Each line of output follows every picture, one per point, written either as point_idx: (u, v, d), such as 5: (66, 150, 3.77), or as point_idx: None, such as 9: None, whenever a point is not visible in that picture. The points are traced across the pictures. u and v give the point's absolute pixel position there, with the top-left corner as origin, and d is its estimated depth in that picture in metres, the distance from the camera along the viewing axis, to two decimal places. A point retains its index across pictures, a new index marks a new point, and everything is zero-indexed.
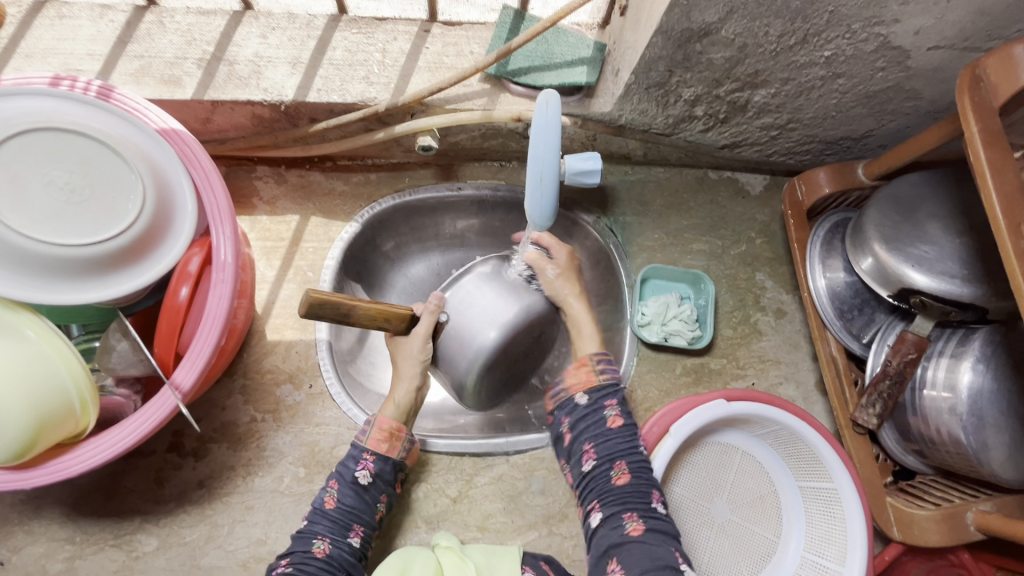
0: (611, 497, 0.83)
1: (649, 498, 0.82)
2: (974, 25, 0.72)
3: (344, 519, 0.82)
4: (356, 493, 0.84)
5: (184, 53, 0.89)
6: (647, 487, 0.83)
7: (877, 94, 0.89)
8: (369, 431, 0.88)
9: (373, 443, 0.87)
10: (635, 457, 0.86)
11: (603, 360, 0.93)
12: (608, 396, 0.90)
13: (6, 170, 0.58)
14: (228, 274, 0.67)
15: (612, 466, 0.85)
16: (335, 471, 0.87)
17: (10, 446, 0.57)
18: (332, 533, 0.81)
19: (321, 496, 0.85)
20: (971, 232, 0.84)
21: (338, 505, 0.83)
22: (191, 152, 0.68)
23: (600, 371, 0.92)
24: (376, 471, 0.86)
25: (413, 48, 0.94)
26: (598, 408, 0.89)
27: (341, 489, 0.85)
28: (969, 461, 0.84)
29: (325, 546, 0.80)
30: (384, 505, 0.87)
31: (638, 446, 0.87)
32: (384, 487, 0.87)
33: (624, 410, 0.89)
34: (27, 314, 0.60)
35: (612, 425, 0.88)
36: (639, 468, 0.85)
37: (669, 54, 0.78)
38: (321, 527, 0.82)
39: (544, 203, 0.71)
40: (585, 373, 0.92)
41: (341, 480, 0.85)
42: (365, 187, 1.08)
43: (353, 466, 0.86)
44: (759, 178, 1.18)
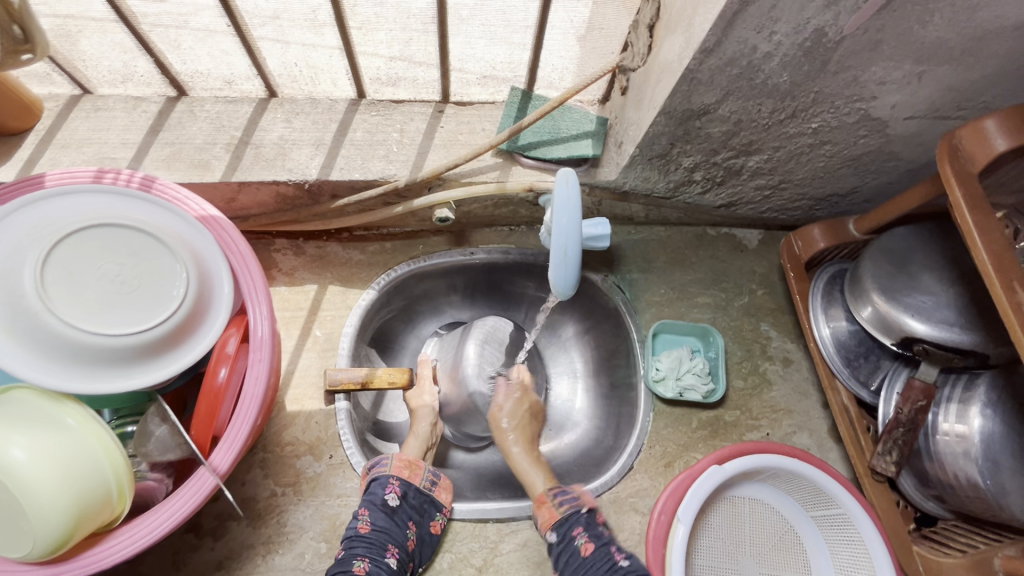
0: (575, 561, 0.86)
1: (612, 558, 0.84)
2: (944, 99, 0.80)
3: (380, 539, 0.85)
4: (387, 514, 0.88)
5: (213, 139, 0.94)
6: (608, 550, 0.85)
7: (860, 158, 0.97)
8: (389, 462, 0.94)
9: (395, 470, 0.94)
10: (618, 571, 0.82)
11: (560, 493, 0.93)
12: (573, 525, 0.89)
13: (61, 265, 0.60)
14: (265, 353, 0.70)
15: (575, 537, 0.88)
16: (362, 501, 0.90)
17: (50, 538, 0.57)
18: (371, 553, 0.83)
19: (354, 522, 0.87)
20: (963, 282, 0.89)
21: (372, 527, 0.86)
22: (230, 238, 0.72)
23: (559, 503, 0.92)
24: (402, 493, 0.92)
25: (429, 127, 1.00)
26: (568, 541, 0.88)
27: (373, 514, 0.88)
28: (989, 506, 0.85)
29: (365, 565, 0.81)
30: (413, 531, 0.90)
31: (617, 561, 0.84)
32: (409, 512, 0.91)
33: (591, 533, 0.88)
34: (73, 405, 0.61)
35: (585, 554, 0.86)
36: (591, 526, 0.89)
37: (671, 130, 0.85)
38: (361, 549, 0.83)
39: (567, 273, 0.75)
40: (546, 510, 0.92)
41: (372, 506, 0.89)
42: (381, 256, 1.12)
43: (381, 491, 0.91)
44: (754, 233, 1.25)
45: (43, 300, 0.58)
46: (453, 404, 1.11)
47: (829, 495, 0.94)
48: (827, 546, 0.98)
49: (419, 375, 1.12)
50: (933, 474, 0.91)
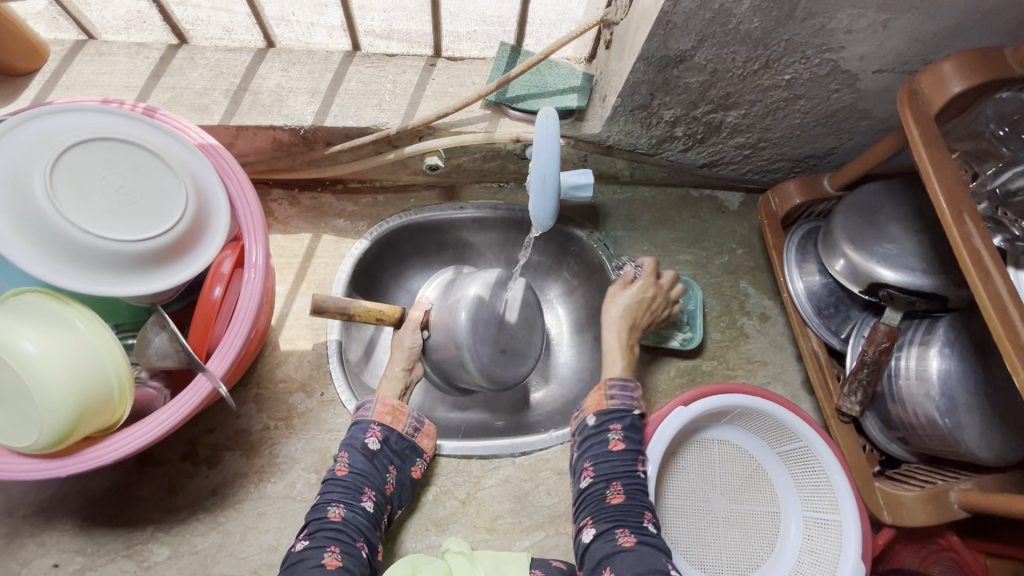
0: (605, 514, 0.82)
1: (642, 516, 0.82)
2: (909, 51, 0.84)
3: (355, 483, 0.87)
4: (365, 458, 0.90)
5: (213, 85, 0.98)
6: (639, 508, 0.83)
7: (834, 115, 1.01)
8: (373, 407, 0.95)
9: (378, 416, 0.94)
10: (633, 479, 0.85)
11: (618, 387, 0.94)
12: (614, 420, 0.90)
13: (68, 173, 0.64)
14: (257, 273, 0.73)
15: (608, 485, 0.84)
16: (342, 444, 0.92)
17: (53, 430, 0.61)
18: (346, 499, 0.85)
19: (333, 466, 0.89)
20: (927, 230, 0.93)
21: (349, 471, 0.88)
22: (227, 166, 0.76)
23: (611, 396, 0.93)
24: (383, 437, 0.93)
25: (420, 79, 1.04)
26: (603, 430, 0.89)
27: (352, 457, 0.89)
28: (947, 442, 0.90)
29: (339, 511, 0.83)
30: (392, 475, 0.93)
31: (645, 522, 0.82)
32: (390, 456, 0.93)
33: (627, 433, 0.89)
34: (81, 309, 0.65)
35: (613, 448, 0.88)
36: (635, 489, 0.84)
37: (651, 78, 0.89)
38: (336, 494, 0.85)
39: (546, 204, 0.79)
40: (597, 396, 0.93)
41: (352, 449, 0.90)
42: (374, 208, 1.16)
43: (361, 435, 0.92)
44: (736, 195, 1.29)
45: (51, 202, 0.62)
46: (439, 347, 1.05)
47: (793, 431, 0.98)
48: (794, 482, 1.02)
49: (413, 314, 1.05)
50: (896, 416, 0.95)
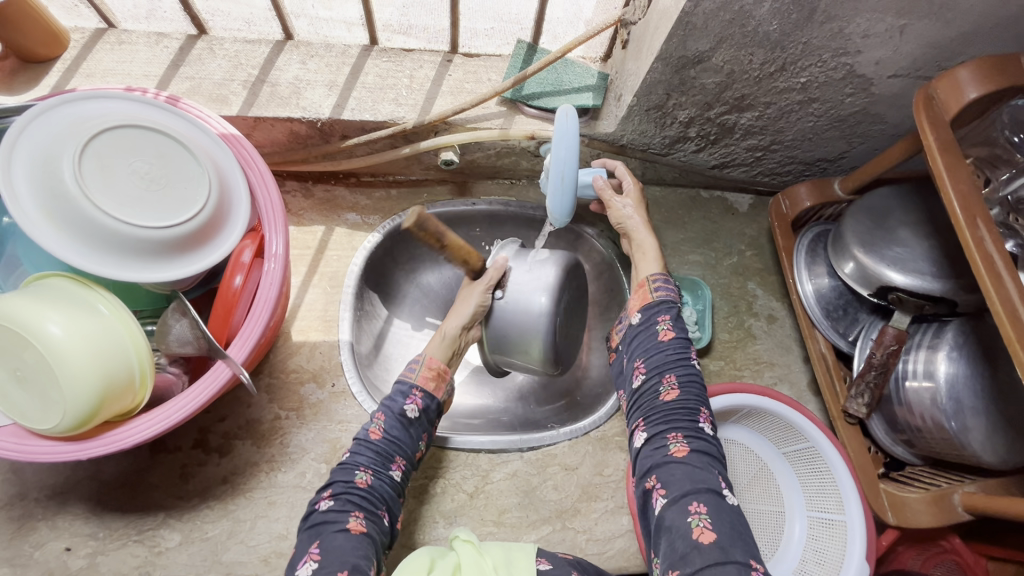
0: (656, 413, 0.77)
1: (697, 415, 0.76)
2: (925, 57, 0.85)
3: (387, 450, 0.85)
4: (401, 424, 0.87)
5: (231, 76, 0.98)
6: (696, 403, 0.77)
7: (846, 119, 1.01)
8: (419, 369, 0.93)
9: (422, 381, 0.92)
10: (686, 371, 0.79)
11: (661, 280, 0.87)
12: (660, 312, 0.84)
13: (97, 158, 0.65)
14: (277, 263, 0.74)
15: (661, 381, 0.78)
16: (381, 406, 0.89)
17: (76, 414, 0.62)
18: (375, 465, 0.83)
19: (367, 425, 0.87)
20: (938, 235, 0.94)
21: (383, 435, 0.85)
22: (249, 156, 0.77)
23: (655, 288, 0.86)
24: (423, 406, 0.90)
25: (437, 75, 1.05)
26: (650, 324, 0.83)
27: (387, 421, 0.87)
28: (953, 445, 0.91)
29: (367, 478, 0.81)
30: (424, 443, 0.91)
31: (702, 424, 0.76)
32: (426, 425, 0.91)
33: (676, 324, 0.83)
34: (103, 295, 0.65)
35: (662, 338, 0.82)
36: (689, 382, 0.78)
37: (667, 78, 0.90)
38: (365, 459, 0.83)
39: (563, 200, 0.79)
40: (641, 293, 0.87)
41: (388, 413, 0.88)
42: (387, 202, 1.17)
43: (400, 400, 0.89)
44: (746, 197, 1.30)
45: (79, 187, 0.63)
46: (508, 326, 0.99)
47: (801, 432, 0.99)
48: (799, 480, 1.03)
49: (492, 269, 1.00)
50: (903, 419, 0.96)
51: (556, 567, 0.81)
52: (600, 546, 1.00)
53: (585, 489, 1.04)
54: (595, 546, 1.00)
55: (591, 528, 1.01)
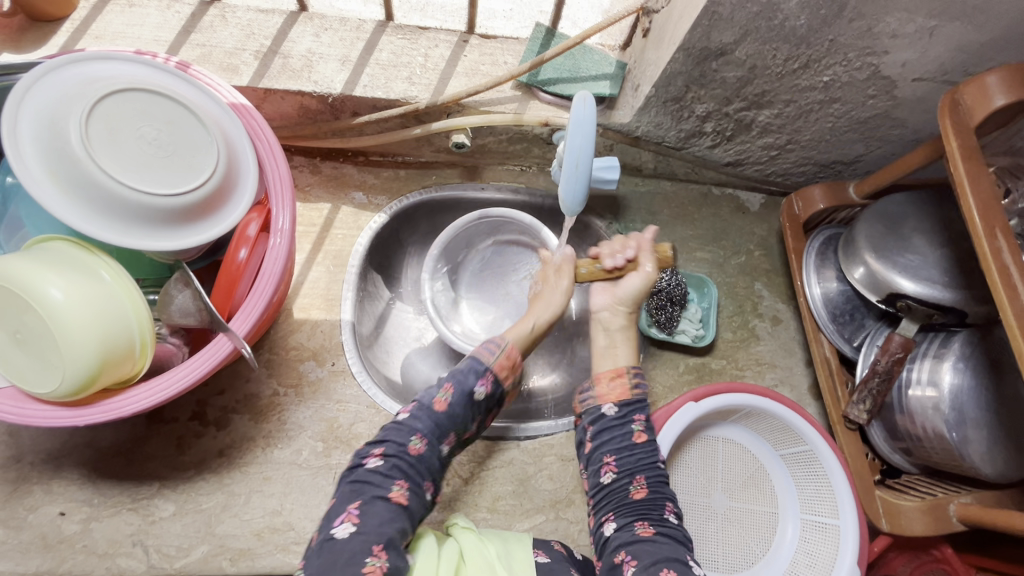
0: (626, 508, 0.80)
1: (664, 510, 0.80)
2: (953, 61, 0.83)
3: (445, 426, 0.77)
4: (468, 402, 0.79)
5: (243, 45, 0.96)
6: (662, 500, 0.81)
7: (867, 121, 1.00)
8: (496, 353, 0.83)
9: (497, 367, 0.82)
10: (656, 473, 0.83)
11: (638, 375, 0.87)
12: (637, 410, 0.85)
13: (104, 121, 0.64)
14: (283, 238, 0.73)
15: (632, 481, 0.81)
16: (450, 374, 0.80)
17: (74, 379, 0.61)
18: (431, 435, 0.76)
19: (432, 393, 0.78)
20: (952, 244, 0.92)
21: (447, 409, 0.78)
22: (258, 127, 0.75)
23: (634, 385, 0.87)
24: (490, 391, 0.81)
25: (452, 55, 1.03)
26: (625, 422, 0.84)
27: (453, 395, 0.79)
28: (952, 457, 0.90)
29: (420, 446, 0.75)
30: (476, 426, 0.82)
31: (668, 515, 0.80)
32: (485, 411, 0.81)
33: (649, 424, 0.85)
34: (104, 260, 0.65)
35: (636, 440, 0.83)
36: (658, 483, 0.82)
37: (688, 70, 0.88)
38: (423, 425, 0.76)
39: (577, 188, 0.78)
40: (619, 385, 0.86)
41: (458, 387, 0.79)
42: (395, 182, 1.16)
43: (472, 378, 0.80)
44: (758, 196, 1.28)
45: (85, 149, 0.62)
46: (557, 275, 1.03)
47: (799, 434, 0.99)
48: (795, 482, 1.03)
49: (638, 259, 0.89)
50: (903, 427, 0.96)
51: (554, 559, 0.83)
52: None
53: (580, 480, 1.04)
54: (587, 538, 1.00)
55: (585, 520, 1.01)
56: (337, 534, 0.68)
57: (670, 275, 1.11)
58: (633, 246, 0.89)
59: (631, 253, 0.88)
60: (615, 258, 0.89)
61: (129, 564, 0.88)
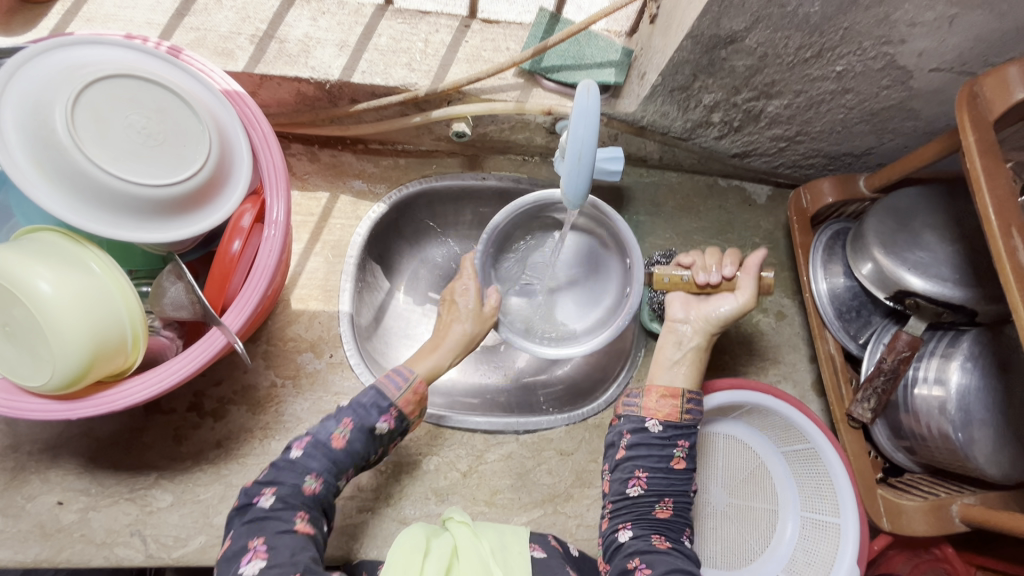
0: (646, 521, 0.82)
1: (682, 533, 0.83)
2: (972, 51, 0.80)
3: (345, 462, 0.78)
4: (367, 439, 0.80)
5: (238, 29, 0.94)
6: (681, 524, 0.83)
7: (880, 112, 0.97)
8: (402, 387, 0.84)
9: (402, 402, 0.83)
10: (683, 498, 0.84)
11: (696, 401, 0.86)
12: (681, 436, 0.84)
13: (91, 109, 0.62)
14: (278, 230, 0.71)
15: (659, 500, 0.83)
16: (348, 408, 0.80)
17: (66, 372, 0.60)
18: (325, 472, 0.77)
19: (329, 430, 0.78)
20: (964, 241, 0.90)
21: (345, 446, 0.78)
22: (252, 115, 0.73)
23: (686, 411, 0.85)
24: (394, 426, 0.82)
25: (453, 40, 1.00)
26: (670, 444, 0.84)
27: (353, 431, 0.79)
28: (957, 456, 0.89)
29: (314, 485, 0.76)
30: (379, 455, 0.83)
31: (683, 537, 0.83)
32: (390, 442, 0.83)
33: (690, 455, 0.85)
34: (95, 252, 0.63)
35: (675, 465, 0.84)
36: (682, 506, 0.84)
37: (696, 58, 0.85)
38: (316, 464, 0.76)
39: (579, 181, 0.76)
40: (672, 406, 0.85)
41: (357, 422, 0.79)
42: (395, 171, 1.14)
43: (374, 414, 0.80)
44: (764, 188, 1.25)
45: (72, 138, 0.60)
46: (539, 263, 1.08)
47: (801, 431, 0.98)
48: (796, 479, 1.02)
49: (738, 279, 0.90)
50: (907, 426, 0.94)
51: (549, 555, 0.82)
52: (590, 532, 1.00)
53: (579, 475, 1.03)
54: (585, 532, 1.00)
55: (583, 514, 1.01)
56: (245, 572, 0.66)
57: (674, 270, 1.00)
58: (733, 266, 0.90)
59: (728, 270, 0.90)
60: (709, 275, 0.90)
61: (127, 554, 0.88)
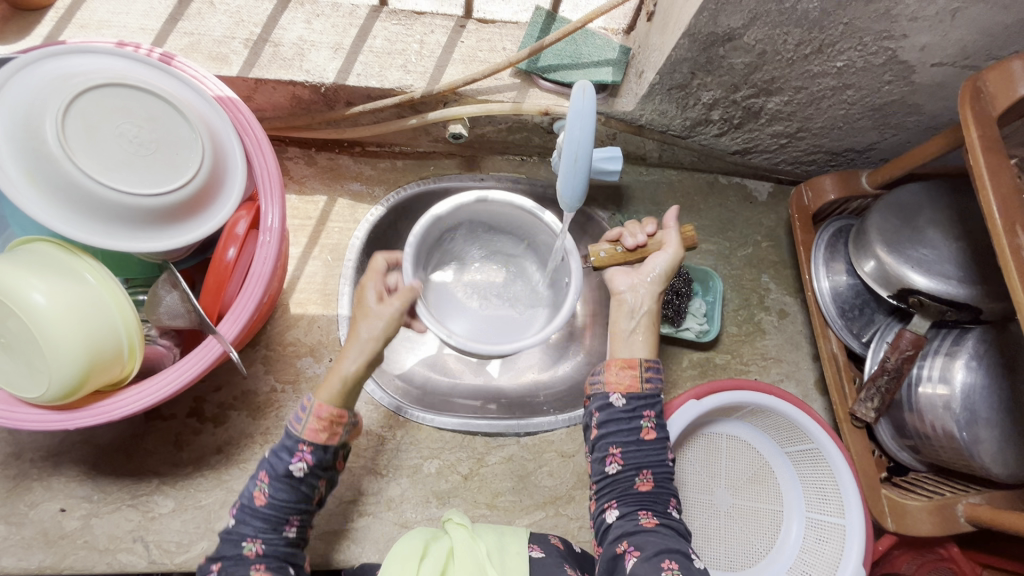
0: (630, 497, 0.78)
1: (667, 505, 0.80)
2: (975, 45, 0.78)
3: (277, 514, 0.71)
4: (289, 484, 0.72)
5: (232, 33, 0.93)
6: (665, 495, 0.80)
7: (882, 108, 0.95)
8: (306, 420, 0.72)
9: (311, 433, 0.72)
10: (664, 468, 0.81)
11: (652, 369, 0.83)
12: (645, 405, 0.82)
13: (81, 119, 0.62)
14: (273, 237, 0.71)
15: (638, 472, 0.79)
16: (263, 461, 0.73)
17: (62, 383, 0.60)
18: (261, 532, 0.71)
19: (251, 487, 0.72)
20: (968, 237, 0.89)
21: (269, 500, 0.71)
22: (245, 120, 0.73)
23: (645, 378, 0.82)
24: (313, 462, 0.72)
25: (449, 41, 0.99)
26: (634, 416, 0.81)
27: (271, 482, 0.71)
28: (962, 456, 0.88)
29: (256, 547, 0.70)
30: (324, 488, 0.76)
31: (669, 509, 0.80)
32: (324, 475, 0.74)
33: (658, 422, 0.82)
34: (89, 262, 0.63)
35: (645, 436, 0.81)
36: (663, 477, 0.81)
37: (694, 56, 0.84)
38: (251, 527, 0.71)
39: (576, 183, 0.75)
40: (629, 376, 0.82)
41: (272, 472, 0.71)
42: (392, 173, 1.13)
43: (285, 457, 0.71)
44: (765, 184, 1.24)
45: (64, 150, 0.60)
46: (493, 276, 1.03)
47: (804, 431, 0.97)
48: (800, 479, 1.02)
49: (660, 235, 0.88)
50: (911, 425, 0.93)
51: (547, 554, 0.82)
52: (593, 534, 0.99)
53: (581, 477, 1.03)
54: (586, 534, 0.99)
55: (585, 516, 1.00)
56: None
57: None
58: (653, 224, 0.90)
59: (650, 229, 0.89)
60: (637, 236, 0.88)
61: (130, 560, 0.88)
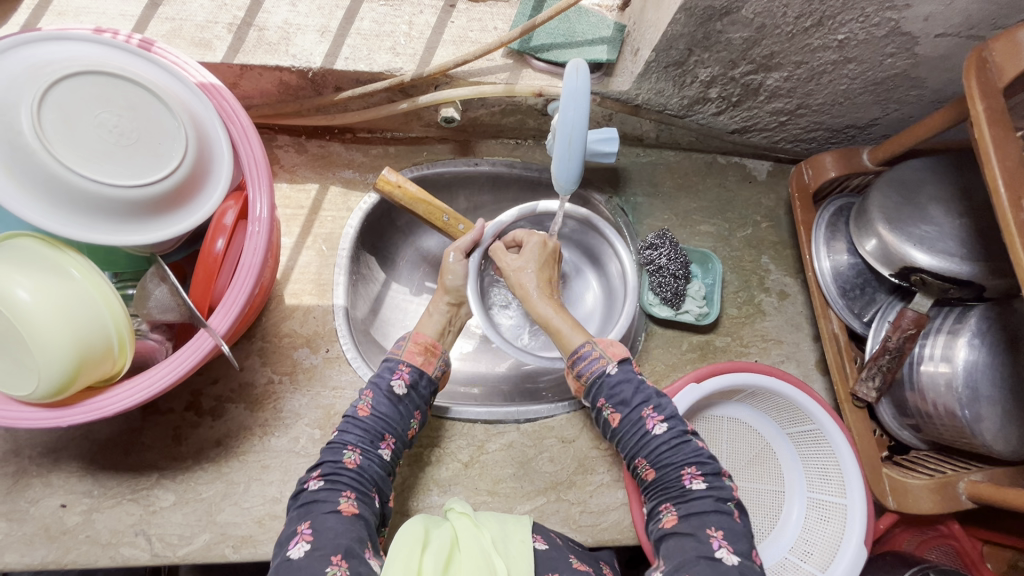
0: (650, 492, 0.82)
1: (682, 481, 0.79)
2: (981, 13, 0.76)
3: (376, 427, 0.83)
4: (389, 401, 0.85)
5: (215, 17, 0.91)
6: (676, 471, 0.80)
7: (884, 82, 0.93)
8: (405, 345, 0.91)
9: (408, 356, 0.90)
10: (652, 448, 0.81)
11: (580, 355, 0.87)
12: (597, 395, 0.85)
13: (58, 109, 0.60)
14: (262, 227, 0.69)
15: (637, 464, 0.83)
16: (370, 382, 0.88)
17: (52, 380, 0.59)
18: (362, 444, 0.81)
19: (356, 401, 0.86)
20: (971, 214, 0.87)
21: (371, 412, 0.84)
22: (229, 108, 0.71)
23: (579, 368, 0.86)
24: (411, 381, 0.87)
25: (438, 22, 0.96)
26: (597, 411, 0.86)
27: (375, 398, 0.85)
28: (963, 434, 0.88)
29: (355, 457, 0.80)
30: (416, 420, 0.88)
31: (690, 485, 0.78)
32: (417, 401, 0.88)
33: (614, 400, 0.83)
34: (74, 257, 0.62)
35: (614, 423, 0.84)
36: (659, 458, 0.81)
37: (691, 32, 0.81)
38: (353, 437, 0.82)
39: (571, 167, 0.74)
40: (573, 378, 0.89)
41: (376, 390, 0.86)
42: (384, 160, 1.11)
43: (387, 375, 0.87)
44: (765, 164, 1.22)
45: (40, 139, 0.59)
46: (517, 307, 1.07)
47: (804, 412, 0.97)
48: (801, 460, 1.01)
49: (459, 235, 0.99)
50: (913, 404, 0.93)
51: (551, 547, 0.82)
52: (594, 518, 0.99)
53: (581, 462, 1.02)
54: (588, 519, 0.99)
55: (587, 501, 1.00)
56: (293, 554, 0.69)
57: (669, 251, 1.07)
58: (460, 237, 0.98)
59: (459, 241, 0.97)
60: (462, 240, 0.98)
61: (132, 554, 0.88)
